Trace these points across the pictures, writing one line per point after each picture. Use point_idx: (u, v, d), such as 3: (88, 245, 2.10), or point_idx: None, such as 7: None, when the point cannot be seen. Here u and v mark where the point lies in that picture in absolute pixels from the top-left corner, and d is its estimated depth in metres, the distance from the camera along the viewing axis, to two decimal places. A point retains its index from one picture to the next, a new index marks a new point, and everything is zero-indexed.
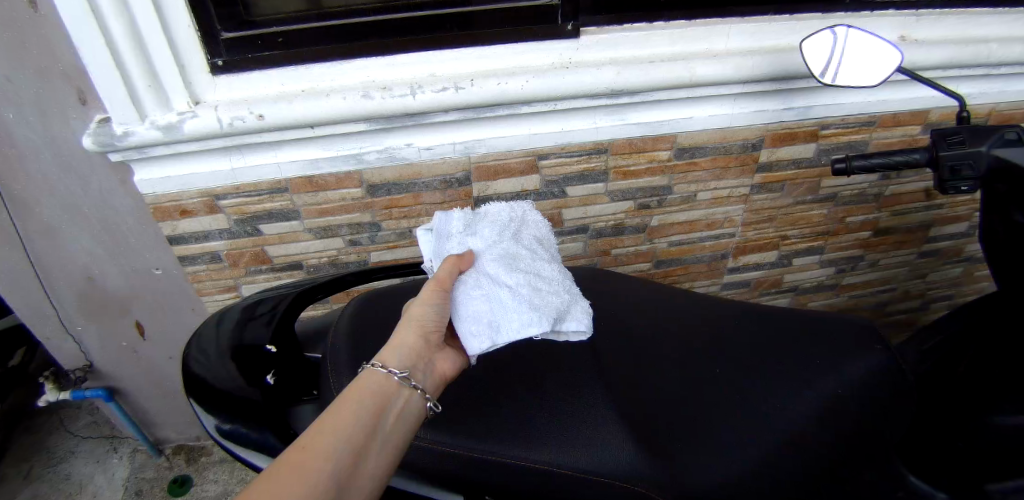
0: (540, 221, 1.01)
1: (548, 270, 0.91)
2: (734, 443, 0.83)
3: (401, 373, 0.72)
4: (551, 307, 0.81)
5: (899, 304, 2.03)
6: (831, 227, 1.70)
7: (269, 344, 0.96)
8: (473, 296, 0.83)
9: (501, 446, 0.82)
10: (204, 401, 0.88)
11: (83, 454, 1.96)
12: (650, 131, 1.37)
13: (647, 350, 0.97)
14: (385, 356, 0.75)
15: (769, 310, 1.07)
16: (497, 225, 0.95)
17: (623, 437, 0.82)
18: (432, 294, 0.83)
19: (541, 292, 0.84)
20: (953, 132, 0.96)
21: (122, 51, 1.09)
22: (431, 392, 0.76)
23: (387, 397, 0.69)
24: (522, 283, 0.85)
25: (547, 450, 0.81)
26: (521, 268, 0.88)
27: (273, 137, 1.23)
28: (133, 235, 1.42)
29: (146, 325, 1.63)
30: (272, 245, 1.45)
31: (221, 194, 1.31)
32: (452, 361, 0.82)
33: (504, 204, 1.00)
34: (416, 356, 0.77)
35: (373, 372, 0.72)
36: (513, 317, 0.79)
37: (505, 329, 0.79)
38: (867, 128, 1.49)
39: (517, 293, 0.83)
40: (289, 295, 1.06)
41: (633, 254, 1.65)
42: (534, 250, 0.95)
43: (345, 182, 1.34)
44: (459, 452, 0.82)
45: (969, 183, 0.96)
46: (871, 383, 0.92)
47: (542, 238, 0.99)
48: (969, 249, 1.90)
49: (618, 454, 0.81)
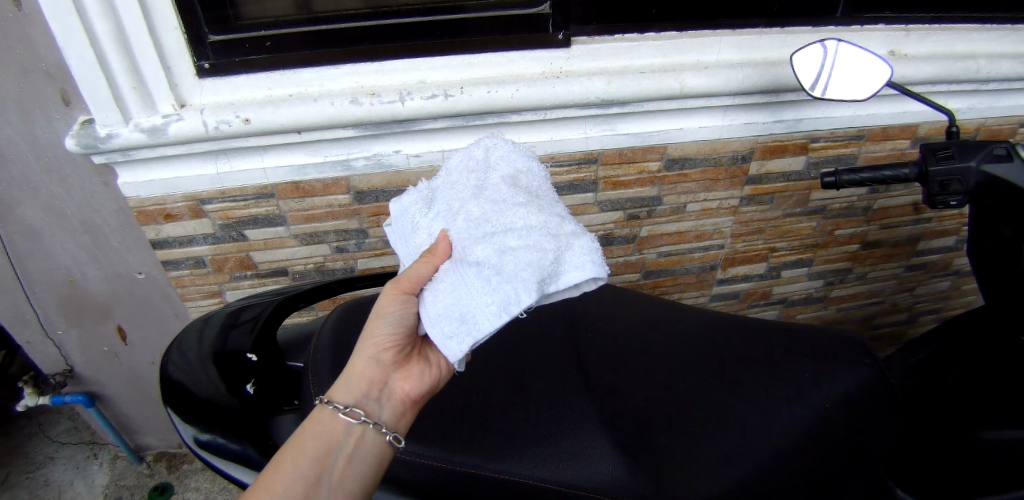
0: (508, 152, 0.80)
1: (524, 213, 0.70)
2: (723, 457, 0.82)
3: (345, 411, 0.72)
4: (529, 264, 0.62)
5: (888, 317, 2.04)
6: (820, 239, 1.71)
7: (250, 352, 0.94)
8: (440, 290, 0.71)
9: (483, 459, 0.80)
10: (181, 410, 0.86)
11: (61, 460, 1.92)
12: (639, 142, 1.37)
13: (635, 362, 0.96)
14: (336, 388, 0.75)
15: (756, 323, 1.06)
16: (456, 187, 0.80)
17: (611, 453, 0.81)
18: (389, 303, 0.77)
19: (508, 254, 0.64)
20: (943, 147, 0.96)
21: (107, 50, 1.07)
22: (390, 422, 0.74)
23: (335, 439, 0.70)
24: (489, 248, 0.67)
25: (531, 464, 0.80)
26: (490, 225, 0.70)
27: (259, 142, 1.22)
28: (116, 238, 1.39)
29: (127, 329, 1.60)
30: (256, 251, 1.43)
31: (206, 199, 1.30)
32: (413, 379, 0.78)
33: (460, 154, 0.84)
34: (366, 384, 0.76)
35: (319, 408, 0.73)
36: (485, 300, 0.64)
37: (477, 317, 0.64)
38: (856, 142, 1.50)
39: (483, 269, 0.66)
40: (271, 302, 1.04)
41: (622, 265, 1.64)
42: (505, 191, 0.74)
43: (332, 188, 1.33)
44: (440, 464, 0.80)
45: (957, 198, 0.97)
46: (858, 399, 0.91)
47: (519, 173, 0.79)
48: (956, 263, 1.91)
49: (606, 468, 0.79)
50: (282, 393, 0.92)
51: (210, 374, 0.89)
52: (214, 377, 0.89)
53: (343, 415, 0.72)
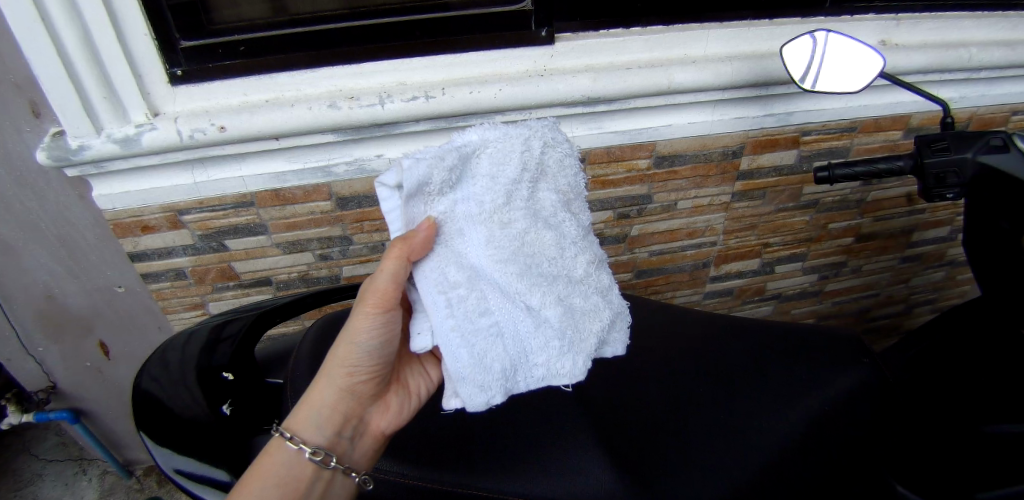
0: (563, 160, 0.75)
1: (577, 263, 0.77)
2: (718, 464, 0.79)
3: (314, 453, 0.75)
4: (591, 335, 0.73)
5: (883, 310, 2.02)
6: (814, 233, 1.68)
7: (226, 370, 0.90)
8: (469, 327, 0.67)
9: (470, 477, 0.77)
10: (156, 436, 0.82)
11: (49, 477, 1.88)
12: (627, 140, 1.34)
13: (626, 369, 0.93)
14: (300, 422, 0.77)
15: (749, 324, 1.04)
16: (505, 182, 0.69)
17: (601, 464, 0.78)
18: (364, 321, 0.77)
19: (572, 313, 0.73)
20: (937, 138, 0.95)
21: (75, 59, 1.04)
22: (360, 458, 0.79)
23: (303, 480, 0.75)
24: (547, 301, 0.71)
25: (523, 482, 0.76)
26: (546, 266, 0.74)
27: (236, 150, 1.18)
28: (94, 251, 1.36)
29: (110, 344, 1.57)
30: (238, 261, 1.39)
31: (184, 209, 1.26)
32: (388, 416, 0.82)
33: (523, 139, 0.69)
34: (341, 420, 0.78)
35: (282, 442, 0.76)
36: (537, 354, 0.70)
37: (524, 372, 0.70)
38: (847, 134, 1.47)
39: (539, 319, 0.71)
40: (247, 316, 1.00)
41: (614, 265, 1.61)
42: (560, 222, 0.75)
43: (314, 195, 1.29)
44: (427, 485, 0.77)
45: (953, 191, 0.95)
46: (856, 399, 0.89)
47: (570, 194, 0.78)
48: (951, 254, 1.89)
49: (597, 479, 0.77)
50: (260, 413, 0.90)
51: (186, 395, 0.85)
52: (191, 397, 0.84)
53: (309, 454, 0.75)
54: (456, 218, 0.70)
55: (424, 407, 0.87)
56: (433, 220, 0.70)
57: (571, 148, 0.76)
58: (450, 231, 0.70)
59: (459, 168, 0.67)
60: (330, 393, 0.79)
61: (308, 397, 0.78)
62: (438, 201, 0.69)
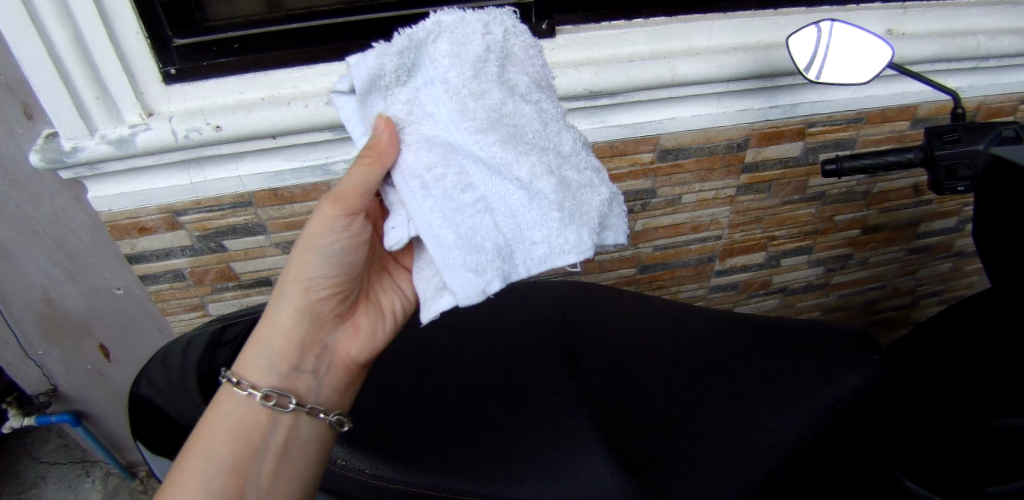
0: (529, 41, 0.68)
1: (560, 141, 0.69)
2: (726, 468, 0.76)
3: (269, 393, 0.66)
4: (588, 212, 0.65)
5: (890, 302, 1.99)
6: (819, 226, 1.66)
7: (221, 377, 0.87)
8: (454, 210, 0.60)
9: (474, 483, 0.76)
10: (155, 445, 0.80)
11: (52, 479, 1.88)
12: (631, 133, 1.32)
13: (632, 367, 0.91)
14: (249, 362, 0.69)
15: (759, 321, 1.01)
16: (468, 59, 0.61)
17: (609, 469, 0.77)
18: (321, 230, 0.71)
19: (565, 185, 0.65)
20: (948, 131, 0.95)
21: (66, 59, 1.01)
22: (327, 389, 0.72)
23: (258, 429, 0.65)
24: (538, 173, 0.64)
25: (528, 487, 0.76)
26: (527, 143, 0.65)
27: (233, 149, 1.16)
28: (92, 253, 1.34)
29: (109, 346, 1.55)
30: (237, 261, 1.37)
31: (181, 210, 1.24)
32: (354, 341, 0.77)
33: (484, 21, 0.62)
34: (299, 352, 0.71)
35: (229, 391, 0.66)
36: (533, 227, 0.62)
37: (519, 254, 0.62)
38: (854, 125, 1.45)
39: (531, 195, 0.63)
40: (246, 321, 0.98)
41: (617, 260, 1.59)
42: (535, 104, 0.68)
43: (312, 194, 1.27)
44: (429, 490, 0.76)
45: (964, 184, 0.96)
46: (867, 397, 0.85)
47: (540, 77, 0.70)
48: (958, 244, 1.87)
49: (603, 485, 0.76)
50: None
51: (185, 402, 0.83)
52: (188, 406, 0.82)
53: (260, 397, 0.66)
54: (422, 104, 0.62)
55: (425, 408, 0.84)
56: (389, 117, 0.61)
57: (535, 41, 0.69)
58: (416, 117, 0.62)
59: (415, 56, 0.60)
60: (286, 321, 0.71)
61: (260, 332, 0.71)
62: (399, 94, 0.61)
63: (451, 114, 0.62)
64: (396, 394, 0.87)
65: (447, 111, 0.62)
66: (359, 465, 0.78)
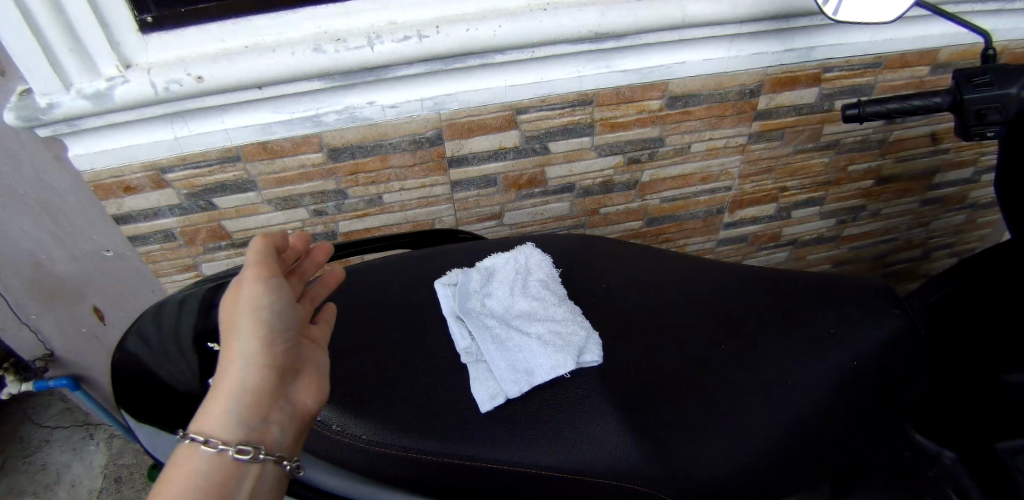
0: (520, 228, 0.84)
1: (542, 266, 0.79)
2: (740, 430, 0.74)
3: (238, 447, 0.55)
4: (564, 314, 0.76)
5: (900, 255, 1.96)
6: (832, 176, 1.61)
7: (211, 341, 0.82)
8: (506, 342, 0.81)
9: (477, 449, 0.69)
10: (141, 412, 0.77)
11: (57, 442, 1.89)
12: (638, 79, 1.24)
13: (642, 326, 0.86)
14: (209, 419, 0.57)
15: (775, 274, 0.95)
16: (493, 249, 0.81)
17: (620, 434, 0.72)
18: (256, 290, 0.68)
19: (588, 325, 0.83)
20: (980, 71, 0.88)
21: (32, 6, 0.94)
22: (286, 441, 0.61)
23: (229, 483, 0.54)
24: (564, 327, 0.82)
25: (536, 453, 0.70)
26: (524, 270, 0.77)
27: (218, 101, 1.09)
28: (78, 215, 1.29)
29: (104, 310, 1.52)
30: (228, 219, 1.32)
31: (167, 167, 1.18)
32: (310, 387, 0.69)
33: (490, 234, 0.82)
34: (262, 399, 0.61)
35: (194, 447, 0.54)
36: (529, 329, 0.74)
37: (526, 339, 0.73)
38: (872, 70, 1.37)
39: (558, 331, 0.81)
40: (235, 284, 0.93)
41: (623, 213, 1.54)
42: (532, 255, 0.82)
43: (303, 147, 1.19)
44: (429, 457, 0.69)
45: (994, 129, 0.90)
46: (886, 353, 0.82)
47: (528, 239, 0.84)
48: (973, 196, 1.81)
49: (615, 451, 0.71)
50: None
51: (175, 370, 0.80)
52: (180, 373, 0.79)
53: (233, 451, 0.54)
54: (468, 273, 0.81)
55: (425, 370, 0.78)
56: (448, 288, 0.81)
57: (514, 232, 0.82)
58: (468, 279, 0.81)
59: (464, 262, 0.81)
60: (246, 374, 0.62)
61: (220, 384, 0.60)
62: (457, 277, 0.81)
63: (512, 302, 0.87)
64: (393, 356, 0.80)
65: (511, 297, 0.88)
66: (356, 431, 0.71)
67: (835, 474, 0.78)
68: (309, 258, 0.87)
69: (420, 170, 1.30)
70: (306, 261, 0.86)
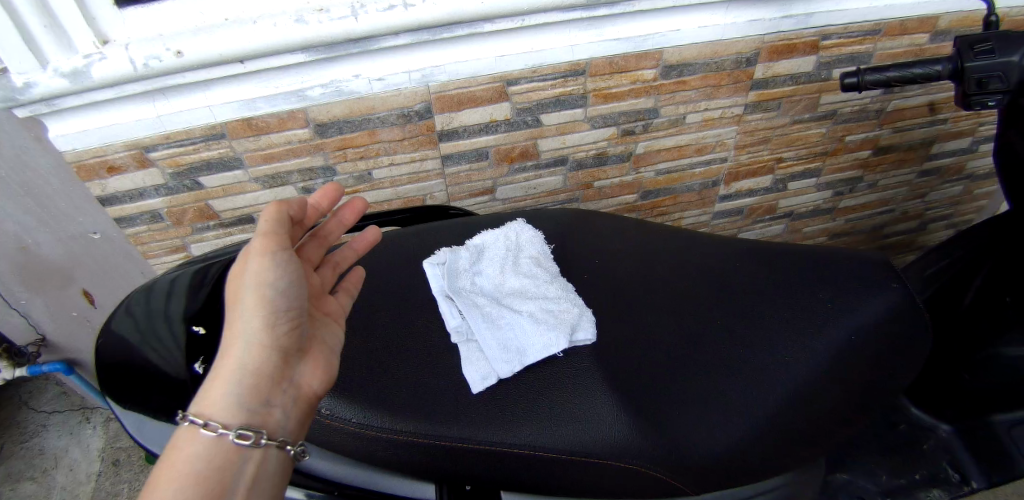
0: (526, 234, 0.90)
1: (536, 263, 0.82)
2: (737, 406, 0.73)
3: (235, 432, 0.58)
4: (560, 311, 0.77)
5: (897, 226, 1.95)
6: (830, 147, 1.58)
7: (196, 324, 0.79)
8: (497, 321, 0.79)
9: (470, 430, 0.68)
10: (125, 397, 0.76)
11: (54, 427, 1.89)
12: (632, 48, 1.21)
13: (635, 301, 0.85)
14: (212, 401, 0.60)
15: (772, 247, 0.93)
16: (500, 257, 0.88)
17: (616, 412, 0.70)
18: (262, 267, 0.68)
19: (580, 301, 0.82)
20: (981, 39, 0.86)
21: None
22: (290, 421, 0.64)
23: (227, 469, 0.56)
24: (556, 305, 0.80)
25: (528, 432, 0.68)
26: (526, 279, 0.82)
27: (199, 77, 1.06)
28: (62, 197, 1.26)
29: (94, 292, 1.51)
30: (216, 199, 1.30)
31: (150, 146, 1.15)
32: (319, 364, 0.70)
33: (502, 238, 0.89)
34: (262, 381, 0.63)
35: (194, 430, 0.57)
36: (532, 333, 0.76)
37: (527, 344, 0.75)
38: (871, 38, 1.34)
39: (550, 309, 0.80)
40: (222, 266, 0.90)
41: (618, 186, 1.53)
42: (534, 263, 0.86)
43: (289, 122, 1.17)
44: (422, 439, 0.67)
45: (996, 99, 0.87)
46: (888, 327, 0.80)
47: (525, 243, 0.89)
48: (971, 166, 1.79)
49: (610, 430, 0.69)
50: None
51: (161, 354, 0.77)
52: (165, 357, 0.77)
53: (234, 436, 0.57)
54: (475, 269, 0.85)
55: (415, 350, 0.76)
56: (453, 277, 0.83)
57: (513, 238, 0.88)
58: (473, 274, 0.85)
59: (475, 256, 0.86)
60: (249, 354, 0.64)
61: (222, 365, 0.62)
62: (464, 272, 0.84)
63: (503, 280, 0.86)
64: (380, 337, 0.78)
65: (502, 275, 0.86)
66: (345, 415, 0.69)
67: (825, 445, 0.79)
68: (335, 218, 0.87)
69: (409, 145, 1.28)
70: (330, 221, 0.86)
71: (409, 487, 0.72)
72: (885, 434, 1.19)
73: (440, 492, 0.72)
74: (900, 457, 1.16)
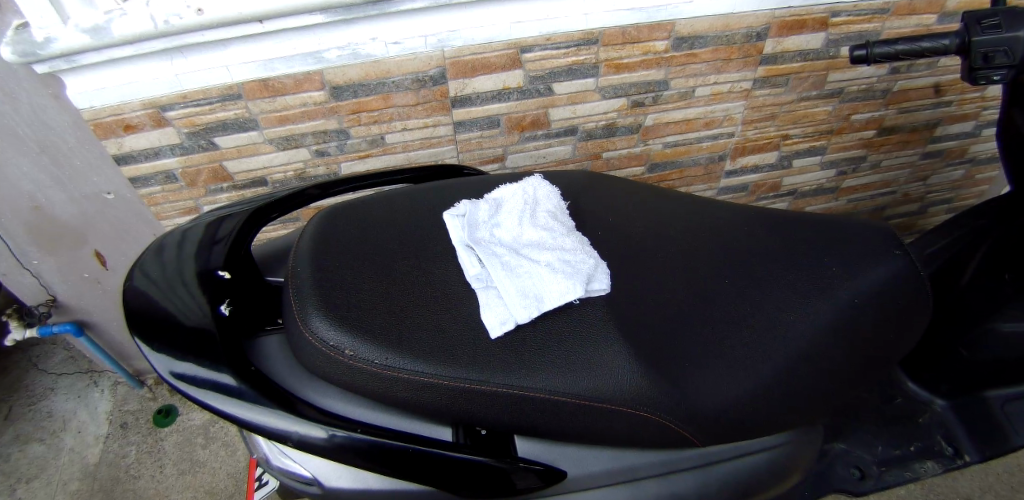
0: (546, 194, 0.94)
1: (553, 234, 0.86)
2: (745, 360, 0.76)
3: None
4: (579, 270, 0.79)
5: (898, 208, 1.97)
6: (835, 125, 1.60)
7: (221, 269, 0.85)
8: (516, 268, 0.79)
9: (492, 375, 0.70)
10: (153, 338, 0.73)
11: (62, 390, 1.92)
12: (645, 18, 1.23)
13: (647, 259, 0.87)
14: None
15: (778, 214, 0.96)
16: (517, 211, 0.90)
17: (629, 361, 0.73)
18: None
19: (595, 254, 0.84)
20: (989, 14, 0.88)
21: None
22: None
23: None
24: (573, 256, 0.82)
25: (548, 378, 0.70)
26: (546, 244, 0.84)
27: (217, 37, 1.07)
28: (78, 156, 1.28)
29: (106, 254, 1.53)
30: (229, 160, 1.31)
31: (167, 105, 1.17)
32: None
33: (525, 196, 0.93)
34: None
35: None
36: (551, 287, 0.77)
37: (545, 298, 0.76)
38: (879, 16, 1.35)
39: (568, 259, 0.81)
40: (240, 220, 0.94)
41: (625, 158, 1.54)
42: (552, 224, 0.89)
43: (305, 85, 1.19)
44: (443, 382, 0.70)
45: (1001, 73, 0.89)
46: (888, 293, 0.84)
47: (541, 205, 0.92)
48: (974, 150, 1.81)
49: (623, 377, 0.72)
50: (263, 315, 0.86)
51: (186, 299, 0.78)
52: (190, 303, 0.78)
53: None
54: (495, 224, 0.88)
55: (439, 297, 0.77)
56: (471, 227, 0.86)
57: (533, 201, 0.92)
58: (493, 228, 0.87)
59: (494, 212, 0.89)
60: None
61: None
62: (484, 226, 0.87)
63: (521, 232, 0.87)
64: (403, 284, 0.79)
65: (520, 226, 0.87)
66: (369, 357, 0.70)
67: (825, 405, 0.82)
68: None
69: (422, 110, 1.29)
70: None
71: (427, 429, 0.76)
72: (881, 406, 1.20)
73: (456, 435, 0.76)
74: (896, 428, 1.17)
